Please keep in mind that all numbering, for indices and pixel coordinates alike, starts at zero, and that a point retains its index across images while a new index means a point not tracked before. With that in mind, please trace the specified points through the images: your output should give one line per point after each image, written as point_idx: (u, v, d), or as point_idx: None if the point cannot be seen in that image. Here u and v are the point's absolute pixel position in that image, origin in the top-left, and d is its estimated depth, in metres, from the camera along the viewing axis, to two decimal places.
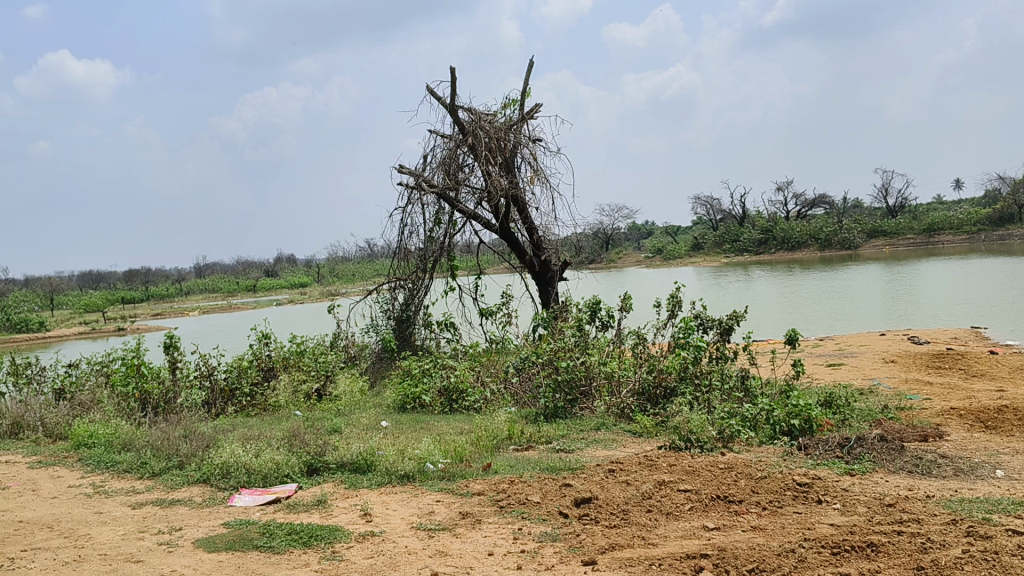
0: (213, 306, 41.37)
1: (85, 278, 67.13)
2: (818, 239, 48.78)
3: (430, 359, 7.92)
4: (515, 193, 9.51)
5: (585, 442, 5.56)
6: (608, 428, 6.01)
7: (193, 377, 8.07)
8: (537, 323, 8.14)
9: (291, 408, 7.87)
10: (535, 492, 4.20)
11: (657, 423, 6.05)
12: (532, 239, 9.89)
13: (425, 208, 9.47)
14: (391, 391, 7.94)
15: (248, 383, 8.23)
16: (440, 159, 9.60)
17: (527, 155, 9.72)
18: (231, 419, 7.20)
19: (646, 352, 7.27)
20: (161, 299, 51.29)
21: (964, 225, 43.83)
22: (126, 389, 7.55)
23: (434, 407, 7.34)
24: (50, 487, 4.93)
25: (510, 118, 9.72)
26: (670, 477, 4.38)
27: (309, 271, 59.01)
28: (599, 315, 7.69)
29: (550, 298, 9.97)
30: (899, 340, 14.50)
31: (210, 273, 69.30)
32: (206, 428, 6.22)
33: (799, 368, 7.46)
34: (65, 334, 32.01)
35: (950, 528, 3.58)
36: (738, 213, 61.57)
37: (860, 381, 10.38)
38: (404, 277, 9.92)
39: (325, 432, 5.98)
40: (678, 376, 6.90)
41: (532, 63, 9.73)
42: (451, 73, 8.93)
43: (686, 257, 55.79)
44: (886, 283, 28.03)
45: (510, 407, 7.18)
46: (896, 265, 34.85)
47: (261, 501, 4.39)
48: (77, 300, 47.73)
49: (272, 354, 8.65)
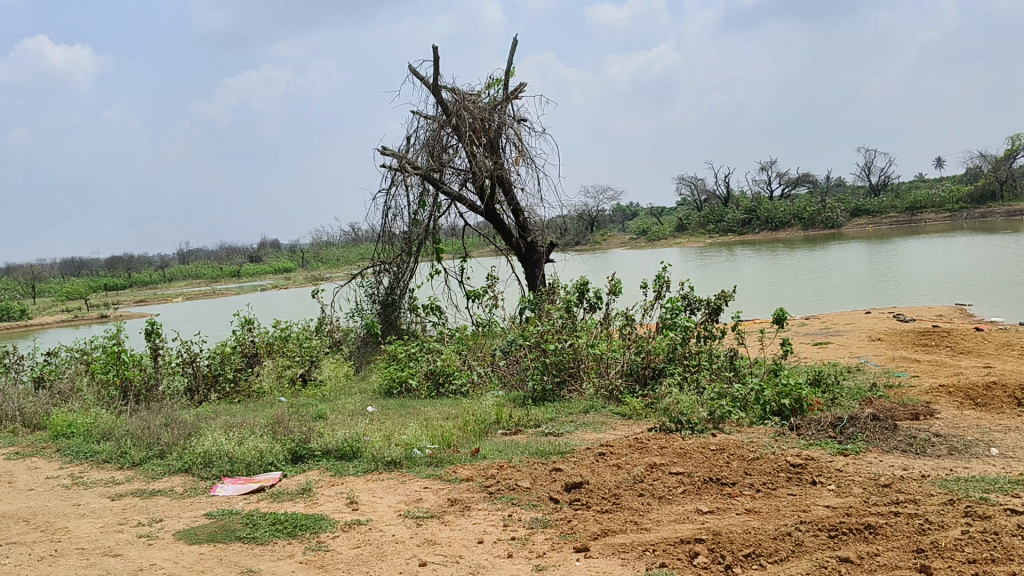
0: (198, 292, 41.13)
1: (68, 265, 66.65)
2: (801, 219, 48.95)
3: (417, 343, 7.81)
4: (500, 174, 9.39)
5: (575, 425, 5.48)
6: (597, 411, 5.93)
7: (176, 364, 7.96)
8: (524, 305, 8.04)
9: (276, 394, 7.73)
10: (525, 477, 4.11)
11: (646, 405, 5.97)
12: (518, 221, 9.78)
13: (409, 190, 9.31)
14: (376, 375, 7.83)
15: (231, 369, 8.11)
16: (424, 140, 9.45)
17: (512, 135, 9.60)
18: (214, 406, 7.06)
19: (634, 334, 7.21)
20: (145, 285, 50.95)
21: (945, 203, 44.01)
22: (108, 377, 7.43)
23: (420, 392, 7.24)
24: (28, 479, 4.81)
25: (494, 98, 9.59)
26: (662, 459, 4.31)
27: (294, 256, 58.78)
28: (587, 296, 7.59)
29: (537, 280, 9.88)
30: (885, 317, 14.52)
31: (193, 259, 69.01)
32: (188, 416, 6.10)
33: (788, 347, 7.41)
34: (48, 321, 31.78)
35: (947, 508, 3.53)
36: (721, 193, 61.63)
37: (848, 359, 10.38)
38: (389, 260, 9.77)
39: (310, 418, 5.88)
40: (667, 357, 6.84)
41: (515, 42, 9.59)
42: (434, 52, 8.75)
43: (671, 237, 55.83)
44: (870, 261, 28.11)
45: (498, 390, 7.07)
46: (880, 244, 34.93)
47: (244, 490, 4.29)
48: (60, 287, 47.23)
49: (255, 339, 8.55)
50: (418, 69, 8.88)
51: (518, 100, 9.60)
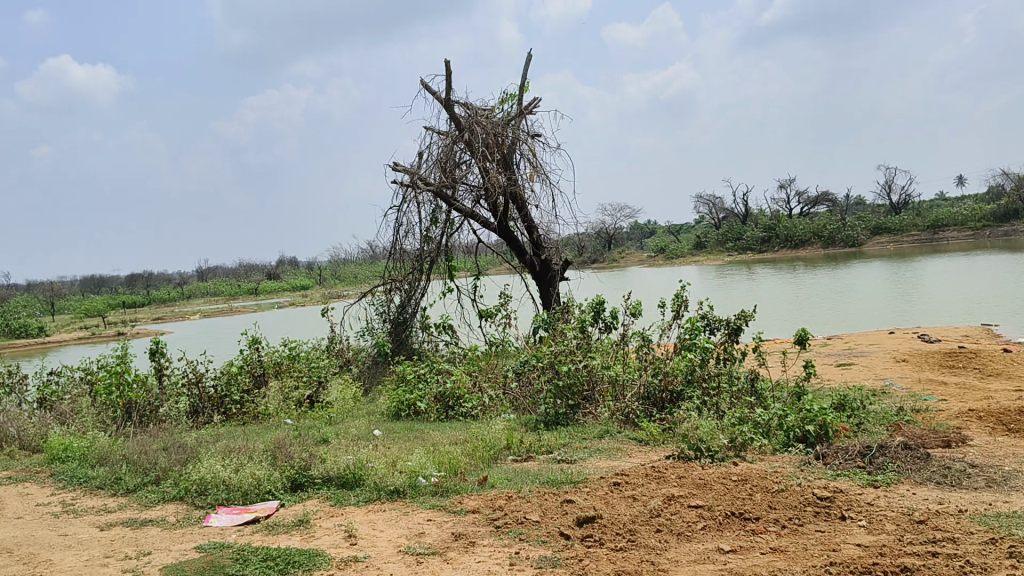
0: (216, 310, 41.18)
1: (88, 282, 67.07)
2: (821, 237, 48.50)
3: (427, 364, 7.60)
4: (514, 190, 9.18)
5: (588, 451, 5.24)
6: (612, 436, 5.67)
7: (181, 384, 7.80)
8: (537, 325, 7.80)
9: (282, 417, 7.53)
10: (534, 509, 3.87)
11: (664, 431, 5.72)
12: (532, 238, 9.57)
13: (420, 206, 9.11)
14: (385, 397, 7.62)
15: (237, 391, 7.94)
16: (436, 156, 9.27)
17: (526, 151, 9.41)
18: (217, 429, 6.86)
19: (650, 354, 6.97)
20: (163, 303, 51.11)
21: (967, 221, 43.43)
22: (110, 398, 7.24)
23: (429, 414, 7.01)
24: (17, 506, 4.61)
25: (508, 113, 9.40)
26: (680, 491, 4.06)
27: (311, 274, 58.86)
28: (602, 316, 7.35)
29: (551, 299, 9.65)
30: (909, 338, 14.18)
31: (211, 276, 69.33)
32: (188, 440, 5.90)
33: (811, 370, 7.14)
34: (66, 339, 31.84)
35: (989, 549, 3.25)
36: (740, 211, 61.23)
37: (873, 381, 10.07)
38: (400, 278, 9.54)
39: (313, 443, 5.67)
40: (685, 379, 6.60)
41: (530, 57, 9.43)
42: (446, 65, 8.58)
43: (689, 256, 55.48)
44: (890, 280, 27.71)
45: (509, 414, 6.82)
46: (902, 262, 34.47)
47: (239, 521, 4.07)
48: (78, 303, 47.40)
49: (263, 358, 8.37)
50: (429, 82, 8.71)
51: (532, 115, 9.42)
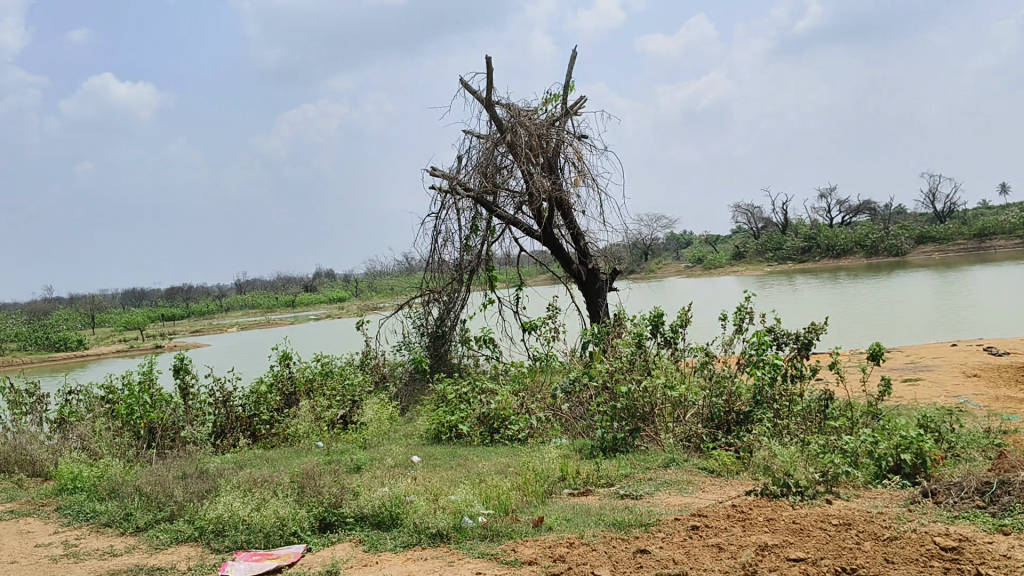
0: (254, 322, 41.07)
1: (128, 296, 67.71)
2: (865, 246, 47.37)
3: (469, 382, 7.02)
4: (559, 196, 8.59)
5: (654, 484, 4.62)
6: (679, 465, 5.06)
7: (208, 403, 7.31)
8: (587, 339, 7.13)
9: (314, 439, 6.98)
10: (603, 562, 3.28)
11: (737, 460, 5.12)
12: (578, 247, 8.96)
13: (460, 213, 8.53)
14: (423, 418, 7.07)
15: (268, 410, 7.46)
16: (477, 160, 8.70)
17: (572, 154, 8.81)
18: (243, 454, 6.33)
19: (715, 373, 6.33)
20: (201, 316, 51.29)
21: (1016, 229, 41.90)
22: (131, 419, 6.75)
23: (472, 438, 6.44)
24: (14, 547, 4.11)
25: (552, 113, 8.81)
26: (774, 539, 3.45)
27: (346, 287, 58.80)
28: (662, 330, 6.64)
29: (599, 311, 9.02)
30: (975, 351, 13.34)
31: (248, 289, 69.76)
32: (210, 468, 5.39)
33: (887, 387, 6.54)
34: (103, 352, 31.79)
35: None
36: (780, 220, 60.13)
37: (946, 399, 9.32)
38: (438, 290, 8.92)
39: (345, 472, 5.13)
40: (753, 400, 6.06)
41: (575, 54, 8.84)
42: (487, 62, 8.01)
43: (728, 266, 54.52)
44: (942, 290, 26.73)
45: (561, 438, 6.20)
46: (950, 272, 33.32)
47: (259, 570, 3.51)
48: (116, 317, 47.73)
49: (294, 375, 7.85)
50: (469, 81, 8.15)
51: (577, 116, 8.82)
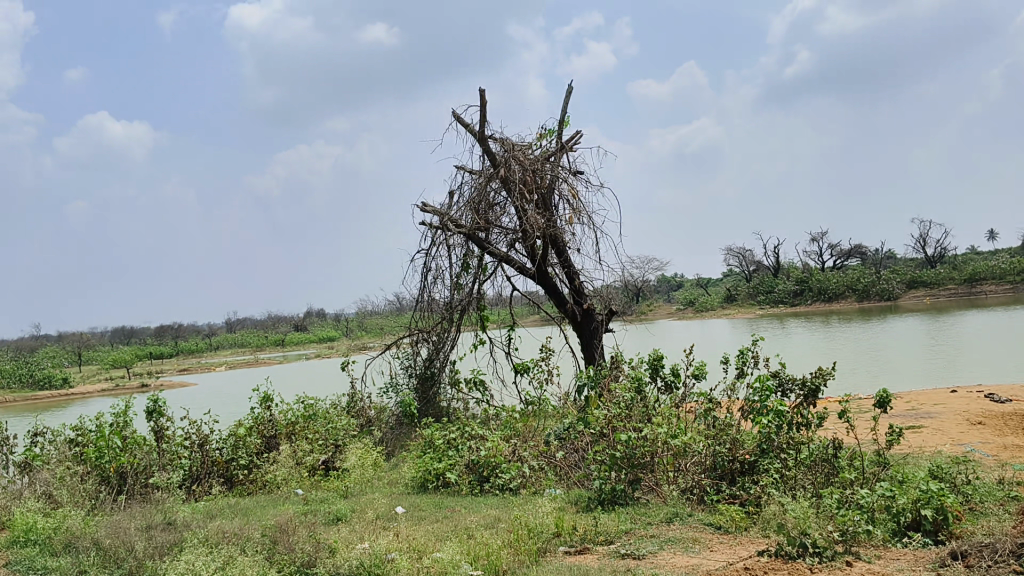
0: (241, 362, 40.52)
1: (116, 333, 67.05)
2: (856, 290, 47.31)
3: (458, 427, 6.65)
4: (554, 233, 8.30)
5: (657, 542, 4.27)
6: (683, 520, 4.71)
7: (183, 447, 6.92)
8: (582, 383, 6.80)
9: (293, 487, 6.61)
10: None
11: (747, 516, 4.78)
12: (572, 286, 8.65)
13: (450, 250, 8.22)
14: (409, 465, 6.70)
15: (247, 454, 7.08)
16: (468, 196, 8.42)
17: (567, 191, 8.54)
18: (216, 503, 5.94)
19: (717, 420, 6.02)
20: (188, 355, 50.70)
21: (1008, 274, 41.96)
22: (100, 463, 6.35)
23: (460, 487, 6.08)
24: None
25: (547, 148, 8.56)
26: None
27: (336, 326, 58.35)
28: (662, 374, 6.40)
29: (595, 352, 8.69)
30: (976, 397, 13.03)
31: (237, 328, 69.25)
32: (178, 520, 5.01)
33: (896, 434, 6.24)
34: (88, 391, 31.28)
35: None
36: (771, 263, 60.12)
37: (952, 447, 8.99)
38: (427, 329, 8.57)
39: (322, 525, 4.77)
40: (759, 448, 5.75)
41: (570, 88, 8.61)
42: (481, 94, 7.77)
43: (719, 309, 54.35)
44: (936, 335, 26.53)
45: (554, 488, 5.84)
46: (942, 316, 33.16)
47: None
48: (103, 355, 47.15)
49: (275, 417, 7.53)
50: (462, 113, 7.90)
51: (573, 151, 8.57)
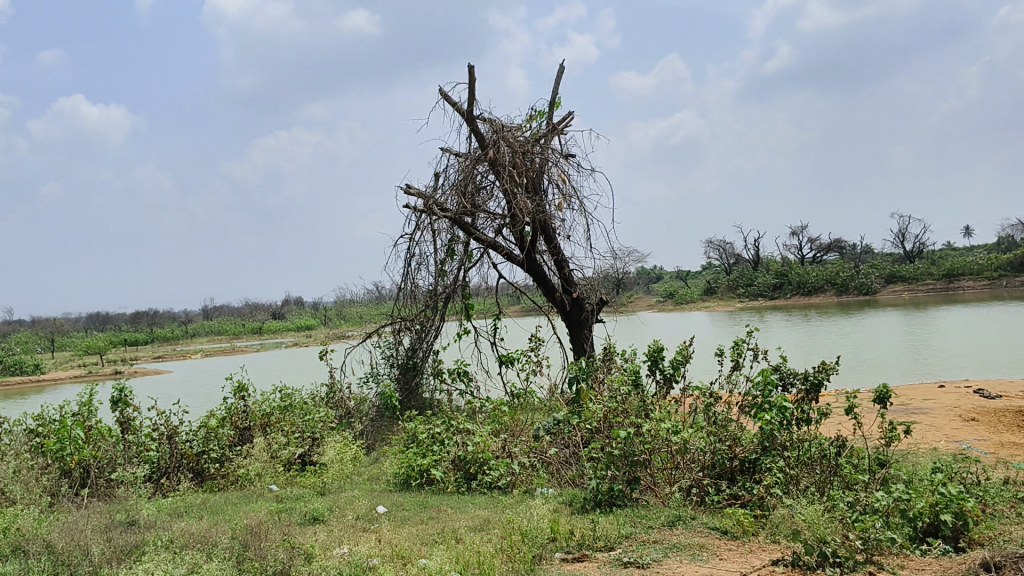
0: (216, 350, 39.89)
1: (91, 319, 66.15)
2: (835, 284, 47.39)
3: (444, 421, 6.31)
4: (544, 219, 7.94)
5: (661, 549, 3.94)
6: (687, 524, 4.39)
7: (150, 438, 6.53)
8: (573, 376, 6.46)
9: (267, 482, 6.24)
10: None
11: (755, 520, 4.46)
12: (561, 274, 8.31)
13: (435, 235, 7.84)
14: (390, 461, 6.35)
15: (218, 447, 6.70)
16: (454, 179, 8.04)
17: (557, 175, 8.19)
18: (183, 500, 5.56)
19: (718, 416, 5.72)
20: (163, 342, 49.98)
21: (985, 270, 42.18)
22: (59, 456, 5.95)
23: (446, 485, 5.73)
24: None
25: (537, 130, 8.20)
26: None
27: (314, 314, 57.74)
28: (662, 366, 6.04)
29: (584, 342, 8.35)
30: (966, 393, 12.81)
31: (213, 314, 68.46)
32: (141, 519, 4.63)
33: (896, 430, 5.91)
34: (61, 377, 30.64)
35: None
36: (751, 255, 60.13)
37: (947, 444, 8.73)
38: (409, 318, 8.19)
39: (297, 527, 4.42)
40: (761, 445, 5.40)
41: (562, 68, 8.25)
42: (470, 71, 7.38)
43: (699, 300, 54.33)
44: (918, 329, 26.48)
45: (546, 486, 5.50)
46: (921, 311, 33.18)
47: None
48: (76, 341, 46.33)
49: (249, 407, 7.14)
50: (449, 92, 7.51)
51: (564, 133, 8.20)
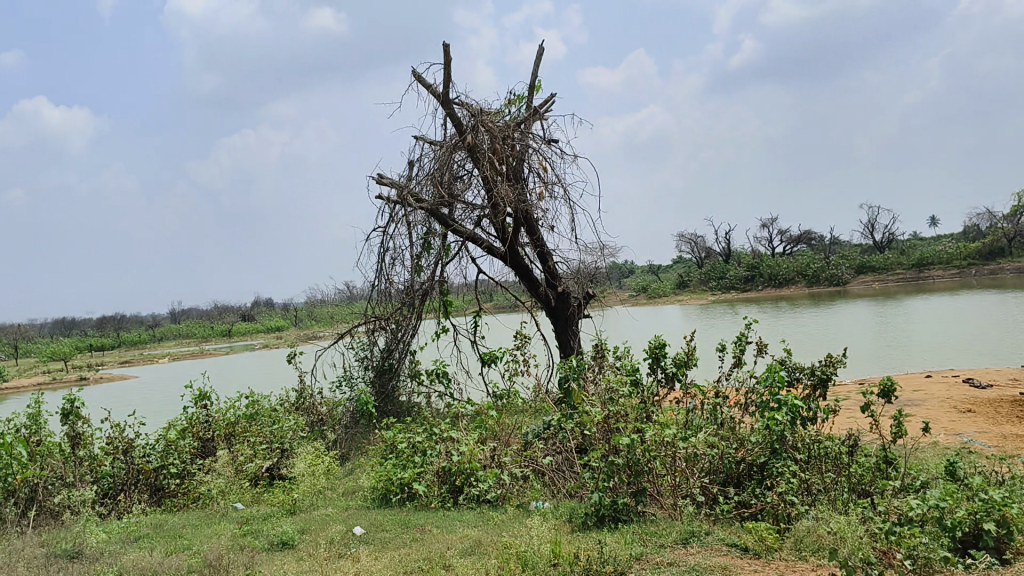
0: (182, 354, 38.95)
1: (54, 325, 64.68)
2: (806, 276, 47.37)
3: (426, 428, 5.78)
4: (526, 209, 7.47)
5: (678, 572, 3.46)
6: (703, 542, 3.92)
7: (105, 454, 5.98)
8: (563, 375, 5.98)
9: (231, 500, 5.70)
10: None
11: (777, 534, 4.00)
12: (545, 268, 7.83)
13: (411, 228, 7.34)
14: (367, 475, 5.83)
15: (179, 460, 6.16)
16: (430, 168, 7.53)
17: (539, 162, 7.69)
18: (136, 523, 5.01)
19: (725, 417, 5.29)
20: (129, 347, 48.90)
21: (954, 260, 42.36)
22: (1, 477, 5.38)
23: (429, 500, 5.23)
24: None
25: (517, 114, 7.70)
26: None
27: (283, 316, 56.81)
28: (664, 363, 5.64)
29: (571, 338, 7.90)
30: (955, 383, 12.49)
31: (181, 318, 67.25)
32: (84, 549, 4.09)
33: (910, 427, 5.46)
34: (21, 385, 29.67)
35: None
36: (722, 248, 60.09)
37: (949, 438, 8.33)
38: (385, 316, 7.68)
39: (260, 554, 3.91)
40: (770, 449, 4.97)
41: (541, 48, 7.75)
42: (444, 51, 6.86)
43: (672, 294, 54.12)
44: (893, 318, 26.29)
45: (540, 500, 5.01)
46: (893, 300, 33.14)
47: None
48: (38, 347, 45.15)
49: (212, 417, 6.61)
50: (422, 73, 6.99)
51: (545, 118, 7.71)
